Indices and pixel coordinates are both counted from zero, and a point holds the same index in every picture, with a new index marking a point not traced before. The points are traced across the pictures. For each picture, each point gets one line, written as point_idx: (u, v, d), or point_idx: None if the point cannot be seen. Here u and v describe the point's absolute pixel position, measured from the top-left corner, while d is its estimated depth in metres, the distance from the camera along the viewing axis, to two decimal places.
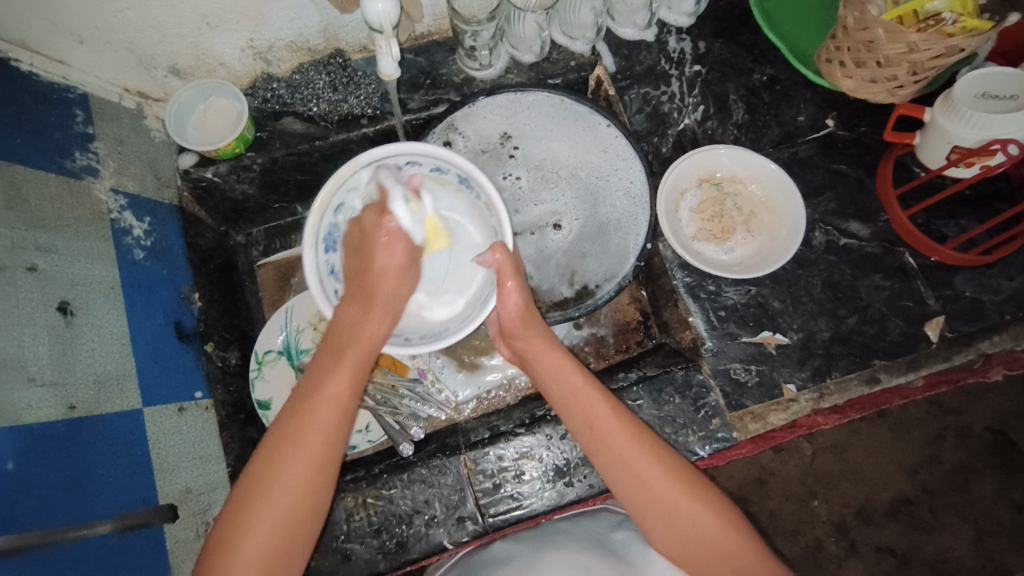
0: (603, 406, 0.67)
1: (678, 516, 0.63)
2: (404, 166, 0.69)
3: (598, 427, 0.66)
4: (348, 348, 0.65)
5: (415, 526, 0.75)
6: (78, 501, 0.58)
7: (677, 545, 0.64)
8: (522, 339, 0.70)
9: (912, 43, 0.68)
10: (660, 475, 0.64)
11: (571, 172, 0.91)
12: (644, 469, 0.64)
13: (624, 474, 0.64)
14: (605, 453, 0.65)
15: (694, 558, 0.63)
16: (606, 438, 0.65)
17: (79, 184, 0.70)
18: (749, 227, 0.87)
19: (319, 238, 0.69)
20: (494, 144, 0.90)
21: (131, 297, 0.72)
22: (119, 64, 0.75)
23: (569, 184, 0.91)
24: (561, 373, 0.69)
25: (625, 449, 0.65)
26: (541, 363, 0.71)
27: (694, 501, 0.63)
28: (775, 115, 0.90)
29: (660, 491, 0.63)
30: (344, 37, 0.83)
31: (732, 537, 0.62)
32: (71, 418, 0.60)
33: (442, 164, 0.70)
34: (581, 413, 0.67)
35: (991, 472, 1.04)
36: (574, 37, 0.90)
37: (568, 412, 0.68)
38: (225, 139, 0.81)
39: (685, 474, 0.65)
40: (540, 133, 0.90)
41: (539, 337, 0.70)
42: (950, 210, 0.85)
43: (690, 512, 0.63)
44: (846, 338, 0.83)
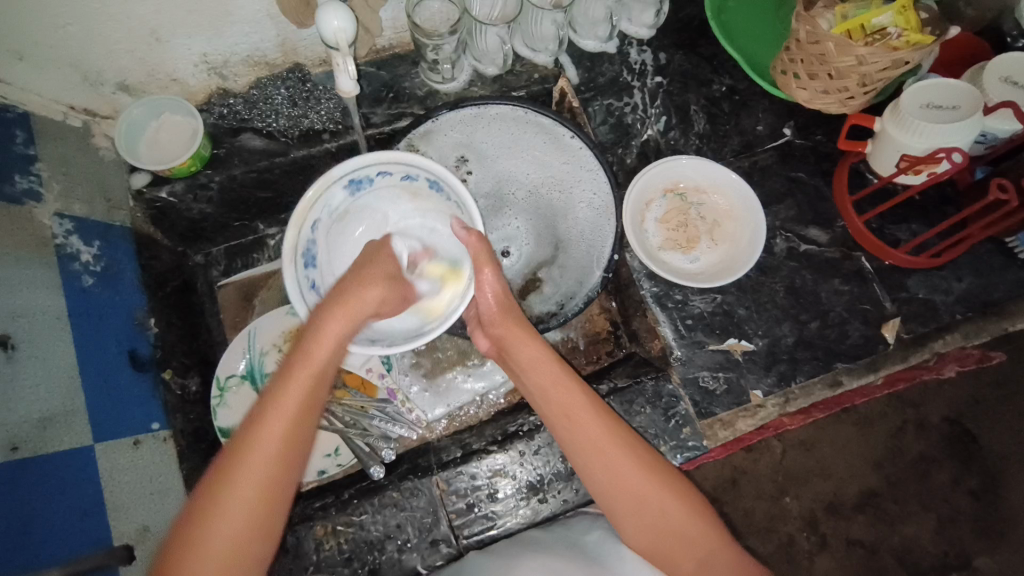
0: (581, 397, 0.67)
1: (646, 504, 0.64)
2: (376, 176, 0.73)
3: (573, 415, 0.66)
4: (316, 356, 0.62)
5: (387, 552, 0.73)
6: (21, 548, 0.56)
7: (644, 536, 0.65)
8: (502, 331, 0.72)
9: (861, 56, 0.71)
10: (632, 463, 0.65)
11: (531, 189, 0.91)
12: (619, 458, 0.65)
13: (596, 461, 0.65)
14: (578, 444, 0.66)
15: (660, 549, 0.65)
16: (580, 425, 0.66)
17: (20, 210, 0.67)
18: (713, 236, 0.89)
19: (297, 253, 0.69)
20: (449, 166, 0.90)
21: (80, 326, 0.69)
22: (63, 82, 0.72)
23: (528, 202, 0.92)
24: (540, 364, 0.70)
25: (599, 438, 0.66)
26: (519, 353, 0.71)
27: (664, 494, 0.64)
28: (736, 125, 0.92)
29: (632, 482, 0.64)
30: (303, 51, 0.82)
31: (697, 529, 0.64)
32: (14, 458, 0.58)
33: (412, 172, 0.74)
34: (559, 399, 0.68)
35: (950, 461, 1.08)
36: (537, 49, 0.90)
37: (546, 401, 0.69)
38: (179, 157, 0.78)
39: (655, 466, 0.66)
40: (500, 150, 0.90)
41: (517, 327, 0.72)
42: (902, 215, 0.89)
43: (657, 502, 0.64)
44: (809, 343, 0.85)
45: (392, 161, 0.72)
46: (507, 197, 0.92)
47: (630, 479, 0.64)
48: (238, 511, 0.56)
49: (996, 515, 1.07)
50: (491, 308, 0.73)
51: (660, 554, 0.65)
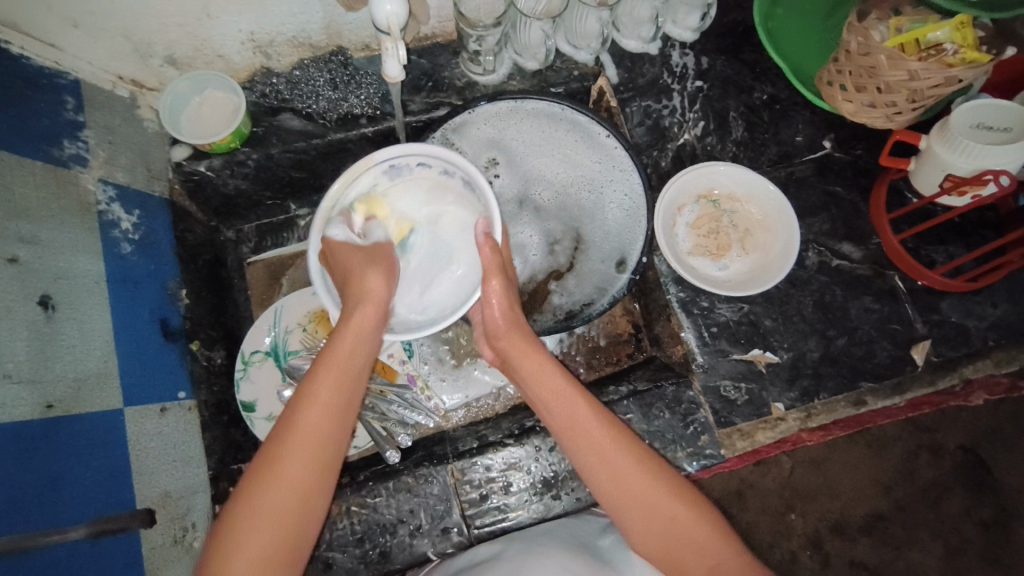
0: (584, 406, 0.66)
1: (657, 512, 0.63)
2: (416, 166, 0.72)
3: (580, 426, 0.65)
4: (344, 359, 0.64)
5: (399, 536, 0.74)
6: (53, 505, 0.57)
7: (654, 546, 0.63)
8: (505, 339, 0.71)
9: (913, 71, 0.70)
10: (638, 470, 0.64)
11: (559, 188, 0.90)
12: (625, 466, 0.64)
13: (604, 473, 0.64)
14: (583, 454, 0.65)
15: (672, 560, 0.62)
16: (587, 436, 0.65)
17: (67, 173, 0.68)
18: (744, 245, 0.88)
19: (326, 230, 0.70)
20: (479, 167, 0.89)
21: (116, 292, 0.70)
22: (114, 51, 0.73)
23: (556, 203, 0.90)
24: (543, 372, 0.69)
25: (604, 447, 0.64)
26: (521, 361, 0.70)
27: (672, 500, 0.63)
28: (774, 134, 0.91)
29: (641, 490, 0.63)
30: (347, 34, 0.82)
31: (706, 537, 0.62)
32: (48, 416, 0.58)
33: (449, 168, 0.72)
34: (566, 411, 0.67)
35: (964, 491, 1.06)
36: (578, 46, 0.90)
37: (549, 411, 0.68)
38: (219, 133, 0.79)
39: (664, 473, 0.65)
40: (530, 149, 0.89)
41: (519, 335, 0.71)
42: (939, 236, 0.87)
43: (663, 506, 0.63)
44: (834, 359, 0.84)
45: (432, 153, 0.70)
46: (533, 200, 0.90)
47: (640, 488, 0.63)
48: (267, 523, 0.56)
49: (1005, 548, 1.05)
50: (497, 318, 0.71)
51: (670, 563, 0.63)
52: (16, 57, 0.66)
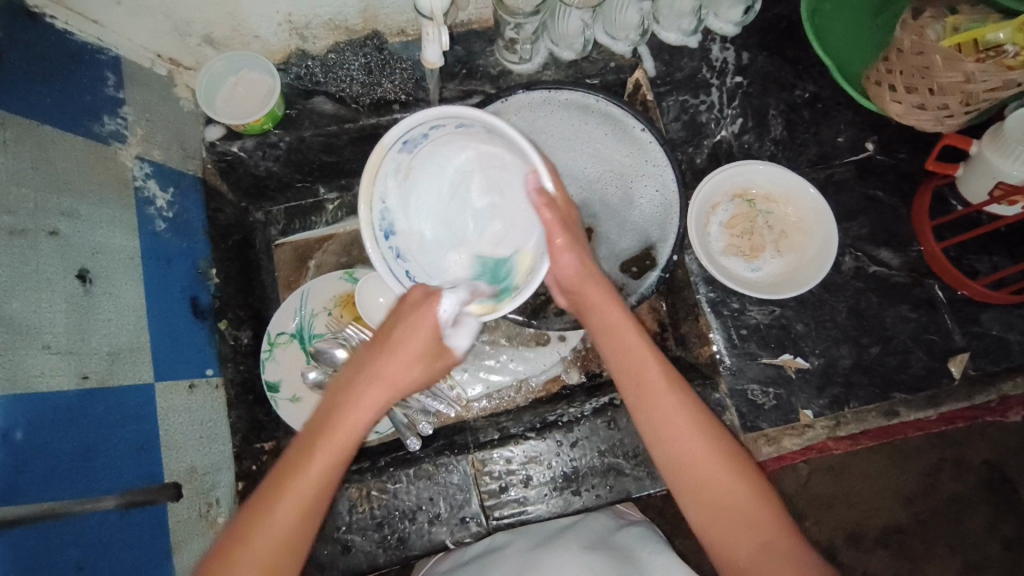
0: (657, 370, 0.63)
1: (712, 482, 0.58)
2: (429, 133, 0.64)
3: (647, 386, 0.62)
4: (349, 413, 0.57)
5: (417, 523, 0.74)
6: (85, 475, 0.57)
7: (707, 522, 0.58)
8: (575, 289, 0.67)
9: (970, 73, 0.67)
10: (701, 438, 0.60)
11: (586, 184, 0.88)
12: (689, 433, 0.60)
13: (665, 445, 0.60)
14: (648, 415, 0.61)
15: (719, 533, 0.58)
16: (654, 397, 0.61)
17: (106, 149, 0.68)
18: (779, 246, 0.86)
19: (374, 228, 0.64)
20: None
21: (149, 268, 0.71)
22: (154, 29, 0.74)
23: (582, 200, 0.88)
24: (618, 326, 0.65)
25: (671, 413, 0.60)
26: (593, 312, 0.66)
27: (731, 474, 0.59)
28: (815, 134, 0.89)
29: (701, 460, 0.59)
30: (384, 19, 0.81)
31: (755, 518, 0.57)
32: (83, 388, 0.59)
33: (464, 120, 0.63)
34: (632, 370, 0.63)
35: (987, 508, 1.03)
36: (616, 38, 0.88)
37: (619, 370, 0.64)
38: (253, 114, 0.79)
39: (729, 446, 0.60)
40: (559, 143, 0.88)
41: (596, 284, 0.66)
42: (984, 246, 0.84)
43: (719, 479, 0.59)
44: (867, 368, 0.81)
45: (441, 113, 0.62)
46: None
47: (700, 457, 0.59)
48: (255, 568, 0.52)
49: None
50: (569, 273, 0.66)
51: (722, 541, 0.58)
52: (61, 33, 0.66)
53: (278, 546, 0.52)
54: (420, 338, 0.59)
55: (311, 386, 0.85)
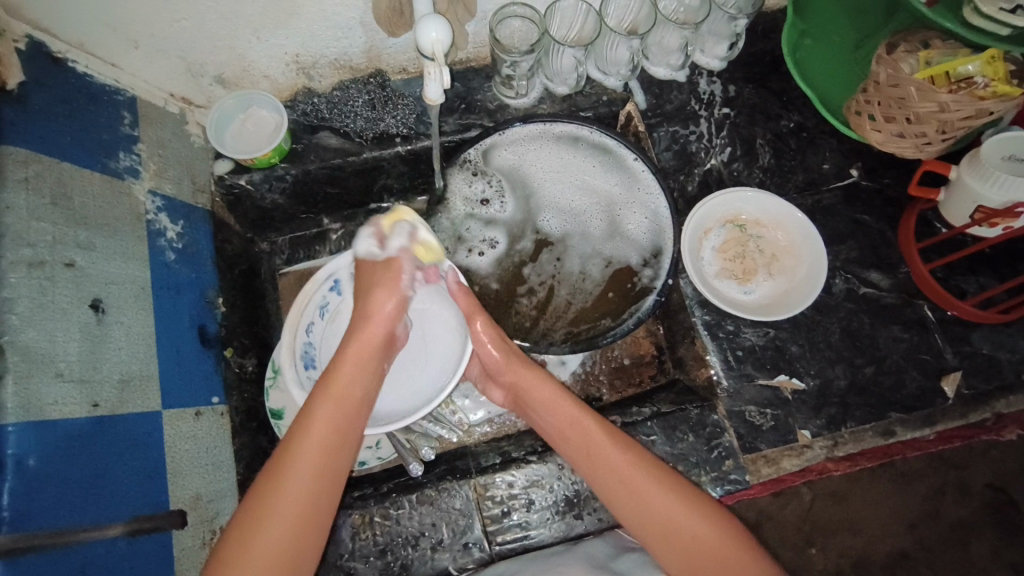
0: (602, 437, 0.68)
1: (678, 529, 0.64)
2: None
3: (593, 452, 0.68)
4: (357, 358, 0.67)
5: (420, 549, 0.74)
6: (94, 501, 0.58)
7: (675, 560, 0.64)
8: (509, 375, 0.73)
9: (944, 103, 0.70)
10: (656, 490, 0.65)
11: (571, 216, 0.91)
12: (643, 488, 0.66)
13: (627, 500, 0.66)
14: (600, 477, 0.67)
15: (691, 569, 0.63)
16: (598, 459, 0.68)
17: (121, 184, 0.71)
18: (771, 269, 0.88)
19: (297, 356, 0.78)
20: (489, 195, 0.91)
21: (159, 298, 0.73)
22: (169, 71, 0.78)
23: (569, 232, 0.91)
24: (555, 403, 0.71)
25: (623, 470, 0.66)
26: (530, 391, 0.73)
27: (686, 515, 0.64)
28: (801, 161, 0.92)
29: (652, 502, 0.65)
30: (387, 58, 0.86)
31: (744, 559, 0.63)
32: (95, 416, 0.60)
33: None
34: (578, 442, 0.69)
35: (991, 532, 1.03)
36: (608, 73, 0.92)
37: (569, 444, 0.70)
38: (261, 149, 0.82)
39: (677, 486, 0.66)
40: (547, 175, 0.91)
41: (524, 366, 0.73)
42: (970, 266, 0.86)
43: (677, 522, 0.64)
44: (862, 388, 0.83)
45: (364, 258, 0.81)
46: (545, 226, 0.91)
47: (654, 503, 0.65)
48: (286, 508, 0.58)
49: None
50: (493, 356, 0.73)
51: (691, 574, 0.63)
52: (82, 76, 0.70)
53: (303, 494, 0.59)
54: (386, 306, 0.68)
55: None
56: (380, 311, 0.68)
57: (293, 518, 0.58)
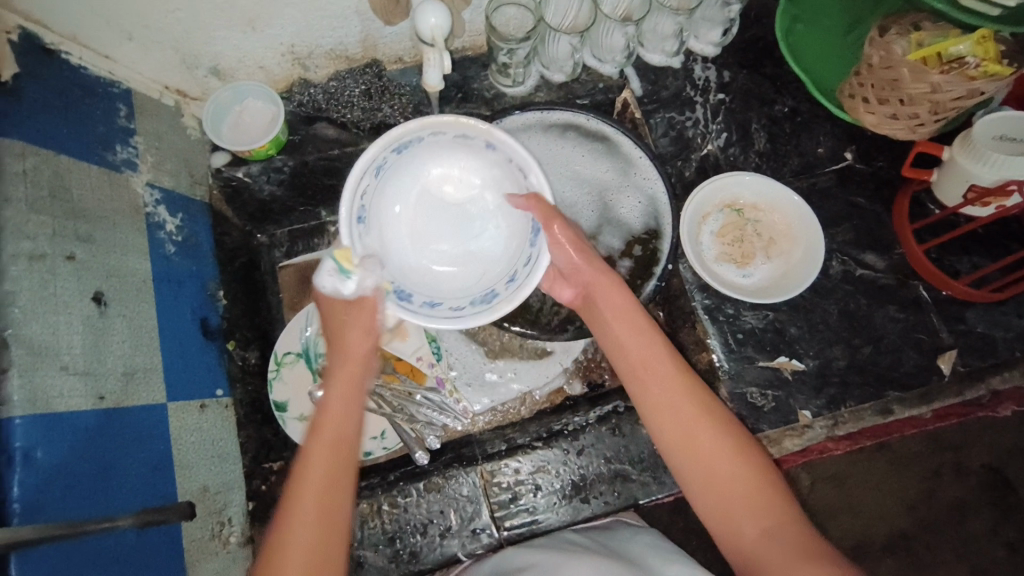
0: (665, 360, 0.65)
1: (710, 466, 0.61)
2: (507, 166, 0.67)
3: (655, 376, 0.64)
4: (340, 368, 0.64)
5: (429, 536, 0.75)
6: (102, 493, 0.58)
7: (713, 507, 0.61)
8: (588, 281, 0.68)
9: (935, 83, 0.71)
10: (702, 425, 0.62)
11: (562, 208, 0.90)
12: (700, 425, 0.62)
13: (684, 442, 0.62)
14: (660, 406, 0.63)
15: (722, 518, 0.60)
16: (656, 388, 0.64)
17: (119, 176, 0.70)
18: (769, 252, 0.89)
19: (404, 135, 0.64)
20: None
21: (161, 291, 0.73)
22: (163, 63, 0.77)
23: None
24: (628, 318, 0.67)
25: (682, 409, 0.63)
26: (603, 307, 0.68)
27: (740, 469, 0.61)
28: (797, 146, 0.93)
29: (707, 449, 0.61)
30: (383, 47, 0.86)
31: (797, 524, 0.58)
32: (100, 408, 0.60)
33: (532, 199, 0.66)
34: (643, 365, 0.65)
35: (986, 510, 1.05)
36: (603, 60, 0.92)
37: (630, 368, 0.66)
38: (259, 140, 0.82)
39: (740, 437, 0.62)
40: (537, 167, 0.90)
41: (609, 289, 0.68)
42: (963, 247, 0.88)
43: (722, 464, 0.61)
44: (860, 367, 0.84)
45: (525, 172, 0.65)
46: None
47: (711, 454, 0.61)
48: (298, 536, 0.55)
49: None
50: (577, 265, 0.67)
51: (723, 519, 0.60)
52: (77, 68, 0.69)
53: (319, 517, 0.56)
54: (364, 316, 0.64)
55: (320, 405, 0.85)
56: (354, 335, 0.65)
57: (307, 546, 0.55)
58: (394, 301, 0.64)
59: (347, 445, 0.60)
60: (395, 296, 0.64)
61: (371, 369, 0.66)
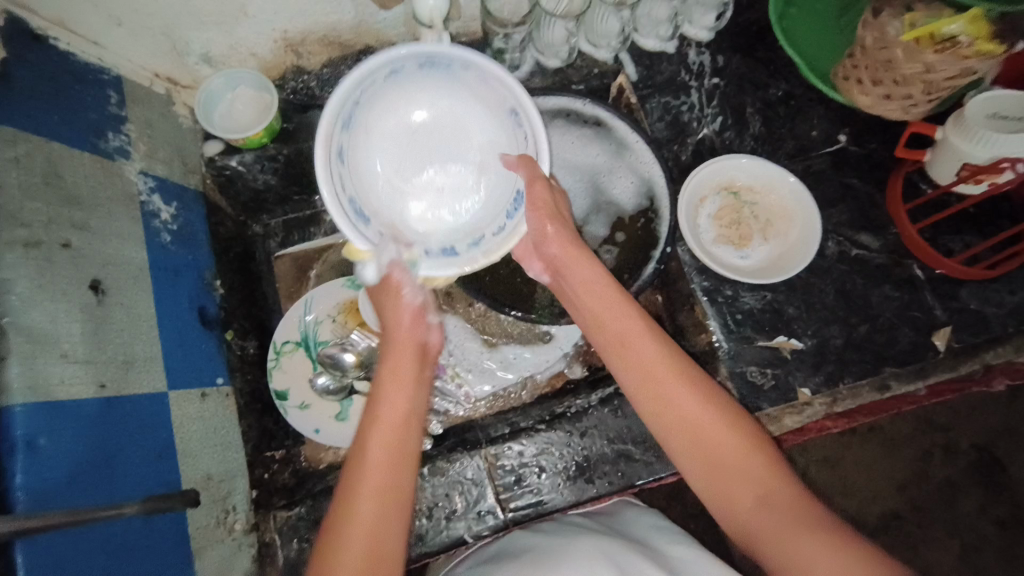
0: (637, 325, 0.64)
1: (693, 422, 0.59)
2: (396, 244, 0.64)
3: (628, 341, 0.64)
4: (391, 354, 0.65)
5: (435, 519, 0.76)
6: (107, 481, 0.57)
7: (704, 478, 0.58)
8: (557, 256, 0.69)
9: (929, 62, 0.72)
10: (681, 383, 0.60)
11: None
12: (679, 394, 0.60)
13: (662, 405, 0.60)
14: (634, 370, 0.62)
15: (718, 488, 0.57)
16: (632, 350, 0.63)
17: (112, 164, 0.69)
18: (766, 234, 0.90)
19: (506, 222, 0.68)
20: None
21: (158, 279, 0.72)
22: (154, 49, 0.75)
23: None
24: (591, 284, 0.67)
25: (665, 380, 0.61)
26: (572, 272, 0.68)
27: (727, 430, 0.58)
28: (791, 129, 0.94)
29: (691, 416, 0.59)
30: (377, 33, 0.85)
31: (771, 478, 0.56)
32: (102, 396, 0.59)
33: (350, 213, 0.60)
34: (617, 333, 0.65)
35: (977, 490, 1.07)
36: (597, 46, 0.92)
37: (597, 326, 0.67)
38: (252, 128, 0.80)
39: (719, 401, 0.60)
40: None
41: (573, 255, 0.68)
42: (956, 226, 0.89)
43: (710, 426, 0.58)
44: (857, 346, 0.85)
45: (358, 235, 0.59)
46: None
47: (694, 414, 0.59)
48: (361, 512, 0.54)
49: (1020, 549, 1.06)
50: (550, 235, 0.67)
51: (713, 486, 0.58)
52: (65, 54, 0.68)
53: (380, 488, 0.55)
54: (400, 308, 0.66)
55: (322, 393, 0.86)
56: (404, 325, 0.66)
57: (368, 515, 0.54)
58: (419, 57, 0.61)
59: (406, 423, 0.60)
60: (425, 58, 0.61)
61: (421, 355, 0.66)
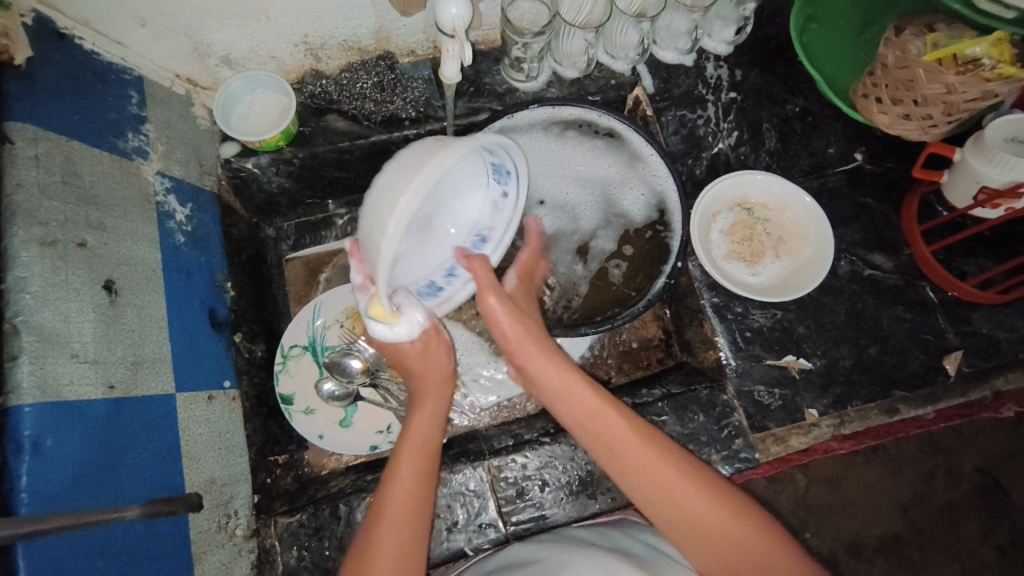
0: (615, 415, 0.65)
1: (680, 504, 0.60)
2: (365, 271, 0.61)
3: (607, 435, 0.65)
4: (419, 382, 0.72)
5: (435, 531, 0.75)
6: (112, 483, 0.57)
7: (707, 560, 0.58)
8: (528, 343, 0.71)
9: (950, 84, 0.71)
10: (669, 469, 0.62)
11: (566, 209, 0.91)
12: (664, 479, 0.61)
13: (650, 493, 0.61)
14: (616, 462, 0.63)
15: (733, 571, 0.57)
16: (616, 442, 0.64)
17: (129, 164, 0.70)
18: (777, 251, 0.89)
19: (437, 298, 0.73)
20: None
21: (171, 281, 0.72)
22: (175, 50, 0.76)
23: (562, 226, 0.91)
24: (562, 373, 0.69)
25: (647, 464, 0.62)
26: (542, 372, 0.70)
27: (717, 503, 0.60)
28: (807, 146, 0.93)
29: (682, 499, 0.60)
30: (397, 40, 0.85)
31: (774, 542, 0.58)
32: (110, 397, 0.59)
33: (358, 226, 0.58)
34: (594, 427, 0.65)
35: (981, 516, 1.05)
36: (616, 57, 0.92)
37: (576, 422, 0.67)
38: (269, 131, 0.81)
39: (700, 476, 0.62)
40: (543, 167, 0.90)
41: (542, 346, 0.71)
42: (970, 249, 0.88)
43: (695, 506, 0.59)
44: (867, 367, 0.84)
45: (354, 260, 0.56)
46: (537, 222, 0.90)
47: (684, 495, 0.60)
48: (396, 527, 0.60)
49: None
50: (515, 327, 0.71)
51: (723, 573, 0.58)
52: (88, 53, 0.68)
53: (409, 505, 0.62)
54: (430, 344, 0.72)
55: (327, 398, 0.86)
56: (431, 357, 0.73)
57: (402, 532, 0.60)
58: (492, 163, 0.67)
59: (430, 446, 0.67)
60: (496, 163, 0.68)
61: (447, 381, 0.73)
